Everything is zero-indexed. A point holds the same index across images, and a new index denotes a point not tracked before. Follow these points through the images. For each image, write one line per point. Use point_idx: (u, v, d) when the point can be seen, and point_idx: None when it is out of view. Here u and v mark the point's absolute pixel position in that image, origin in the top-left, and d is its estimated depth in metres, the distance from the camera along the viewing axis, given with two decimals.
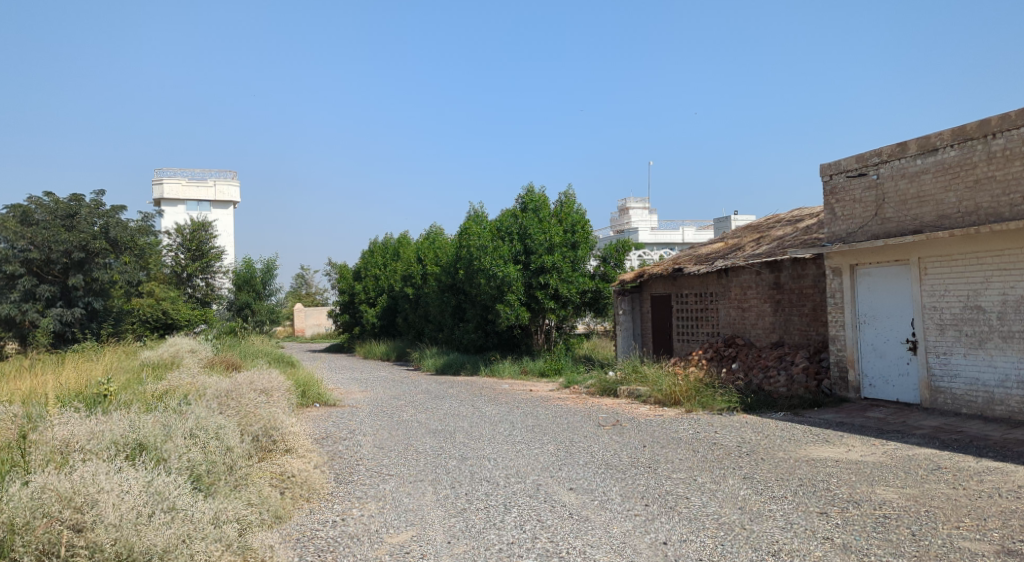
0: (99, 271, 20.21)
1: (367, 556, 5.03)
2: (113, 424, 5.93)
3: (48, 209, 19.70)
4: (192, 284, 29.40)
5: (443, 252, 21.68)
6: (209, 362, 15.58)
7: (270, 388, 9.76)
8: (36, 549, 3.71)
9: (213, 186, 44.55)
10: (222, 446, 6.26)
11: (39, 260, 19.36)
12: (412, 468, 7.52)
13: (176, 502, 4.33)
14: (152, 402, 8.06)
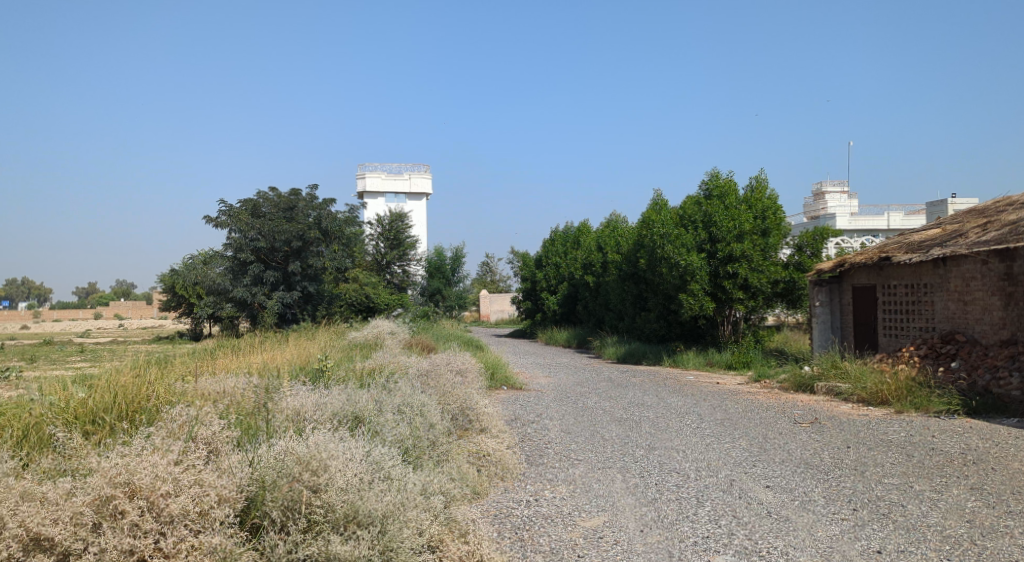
0: (314, 258, 22.35)
1: (563, 538, 5.18)
2: (334, 398, 6.57)
3: (273, 203, 22.23)
4: (390, 270, 31.61)
5: (623, 240, 21.56)
6: (406, 344, 16.71)
7: (464, 370, 10.30)
8: (282, 505, 4.19)
9: (408, 179, 47.48)
10: (426, 422, 6.71)
11: (265, 248, 21.91)
12: (600, 455, 7.60)
13: (392, 472, 4.73)
14: (362, 379, 8.82)
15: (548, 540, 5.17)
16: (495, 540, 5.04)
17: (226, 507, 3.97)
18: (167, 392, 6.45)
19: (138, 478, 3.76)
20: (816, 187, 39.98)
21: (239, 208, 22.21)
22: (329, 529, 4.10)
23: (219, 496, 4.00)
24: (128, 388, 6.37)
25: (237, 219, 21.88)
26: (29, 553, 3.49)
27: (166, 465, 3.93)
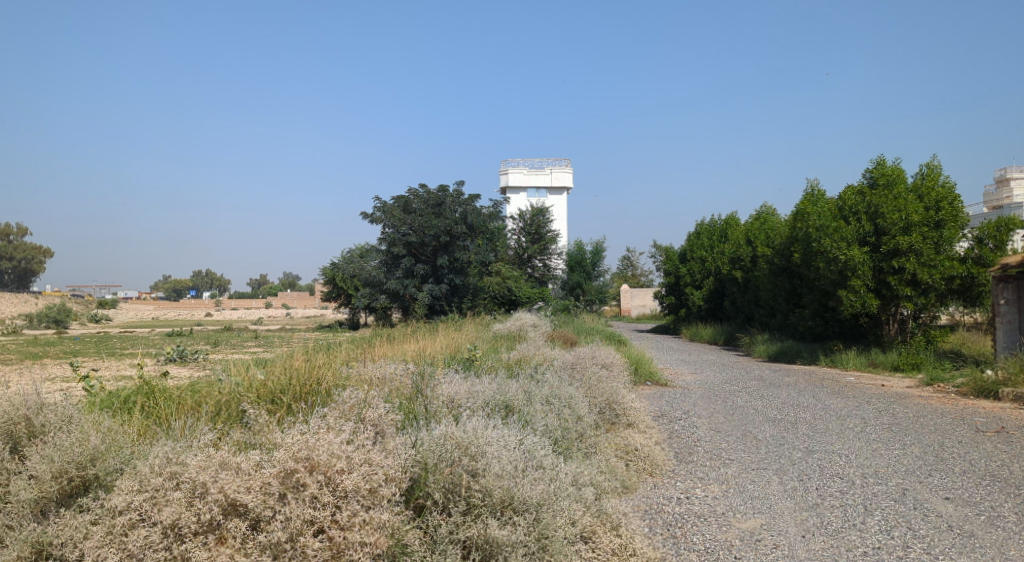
0: (460, 252, 23.03)
1: (718, 537, 5.04)
2: (485, 387, 6.75)
3: (423, 199, 23.13)
4: (531, 264, 31.97)
5: (775, 233, 20.57)
6: (549, 337, 16.86)
7: (610, 363, 10.26)
8: (444, 486, 4.36)
9: (550, 173, 47.88)
10: (575, 415, 6.73)
11: (415, 243, 22.88)
12: (755, 455, 7.33)
13: (544, 461, 4.78)
14: (511, 370, 9.02)
15: (702, 539, 5.06)
16: (648, 535, 4.99)
17: (393, 486, 4.20)
18: (334, 376, 6.91)
19: (317, 454, 4.05)
20: (998, 174, 36.28)
21: (391, 204, 23.31)
22: (487, 513, 4.21)
23: (386, 476, 4.23)
24: (301, 372, 6.88)
25: (390, 215, 23.01)
26: (227, 516, 3.86)
27: (340, 443, 4.21)
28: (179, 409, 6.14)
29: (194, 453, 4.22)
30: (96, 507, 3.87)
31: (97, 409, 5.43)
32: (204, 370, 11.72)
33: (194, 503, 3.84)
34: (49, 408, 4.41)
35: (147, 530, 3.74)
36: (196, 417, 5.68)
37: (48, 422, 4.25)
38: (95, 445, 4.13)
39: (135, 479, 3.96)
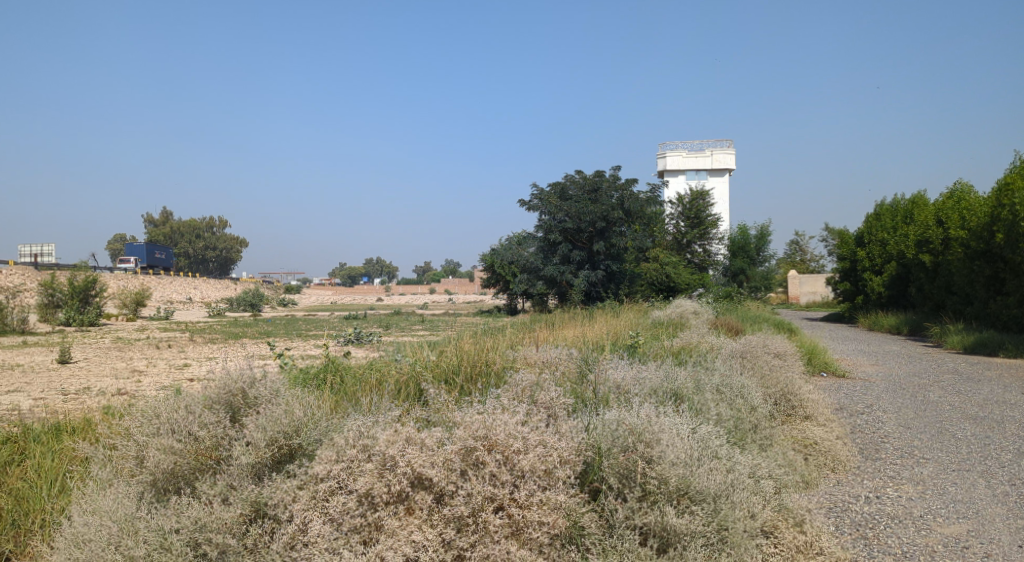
0: (617, 238, 22.77)
1: (917, 542, 4.67)
2: (653, 373, 6.63)
3: (579, 185, 23.32)
4: (690, 250, 31.00)
5: (971, 212, 18.54)
6: (713, 325, 16.29)
7: (783, 352, 9.74)
8: (619, 471, 4.29)
9: (711, 155, 46.18)
10: (748, 405, 6.43)
11: (572, 229, 23.03)
12: (954, 455, 6.68)
13: (720, 452, 4.58)
14: (677, 357, 8.83)
15: (897, 542, 4.70)
16: (835, 534, 4.70)
17: (568, 468, 4.24)
18: (502, 359, 7.10)
19: (495, 433, 4.18)
20: None
21: (548, 192, 23.65)
22: (664, 500, 4.13)
23: (561, 458, 4.27)
24: (471, 355, 7.11)
25: (547, 202, 23.33)
26: (415, 488, 4.08)
27: (516, 424, 4.32)
28: (364, 388, 6.57)
29: (383, 428, 4.49)
30: (300, 473, 4.23)
31: (295, 385, 5.94)
32: (379, 351, 12.45)
33: (385, 475, 4.09)
34: (260, 381, 4.85)
35: (344, 498, 4.03)
36: (380, 394, 6.04)
37: (259, 394, 4.69)
38: (299, 417, 4.50)
39: (333, 449, 4.28)
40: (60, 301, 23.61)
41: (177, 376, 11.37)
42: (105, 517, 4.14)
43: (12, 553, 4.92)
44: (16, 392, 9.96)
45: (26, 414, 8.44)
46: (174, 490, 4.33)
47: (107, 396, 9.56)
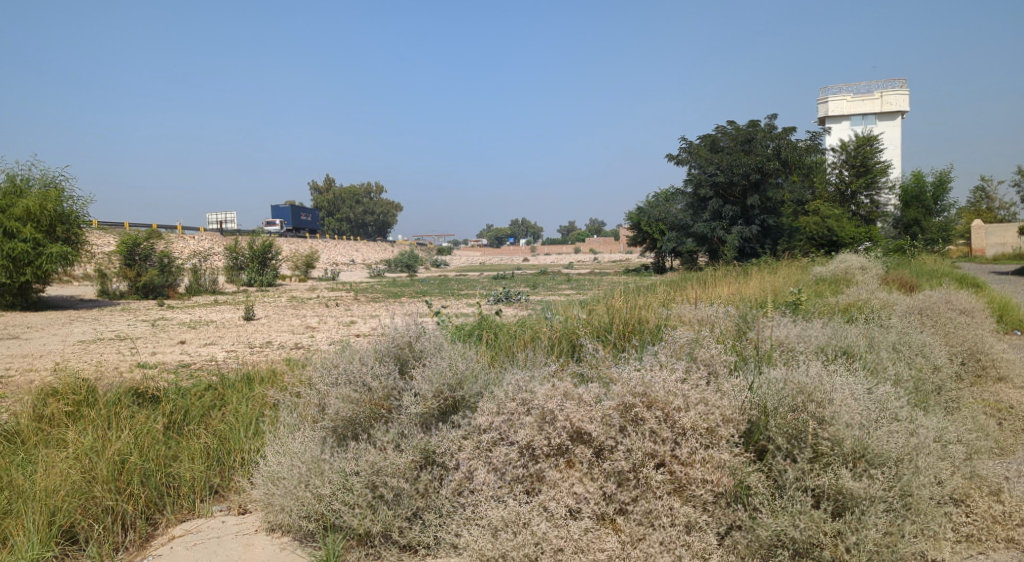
0: (773, 191, 21.43)
1: None
2: (820, 330, 6.24)
3: (731, 136, 22.01)
4: (856, 201, 28.70)
5: None
6: (882, 280, 15.11)
7: (969, 308, 8.83)
8: (787, 431, 4.08)
9: (880, 97, 42.36)
10: (929, 364, 5.90)
11: (723, 183, 22.18)
12: None
13: (900, 414, 4.25)
14: (847, 314, 8.27)
15: None
16: None
17: (731, 427, 4.10)
18: (656, 316, 6.98)
19: (654, 390, 4.11)
20: None
21: (697, 144, 22.89)
22: (839, 462, 3.90)
23: (724, 416, 4.13)
24: (622, 312, 7.03)
25: (697, 156, 22.59)
26: (574, 443, 4.12)
27: (676, 380, 4.23)
28: (519, 344, 6.71)
29: (541, 382, 4.57)
30: (465, 424, 4.41)
31: (455, 341, 6.19)
32: (529, 309, 12.65)
33: (544, 428, 4.15)
34: (423, 336, 5.07)
35: (507, 449, 4.16)
36: (536, 350, 6.13)
37: (425, 348, 4.92)
38: (461, 369, 4.67)
39: (494, 402, 4.41)
40: (243, 264, 25.93)
41: (345, 332, 12.18)
42: (295, 458, 4.52)
43: (219, 486, 5.43)
44: (211, 345, 11.10)
45: (221, 364, 9.39)
46: (351, 436, 4.65)
47: (287, 350, 10.42)
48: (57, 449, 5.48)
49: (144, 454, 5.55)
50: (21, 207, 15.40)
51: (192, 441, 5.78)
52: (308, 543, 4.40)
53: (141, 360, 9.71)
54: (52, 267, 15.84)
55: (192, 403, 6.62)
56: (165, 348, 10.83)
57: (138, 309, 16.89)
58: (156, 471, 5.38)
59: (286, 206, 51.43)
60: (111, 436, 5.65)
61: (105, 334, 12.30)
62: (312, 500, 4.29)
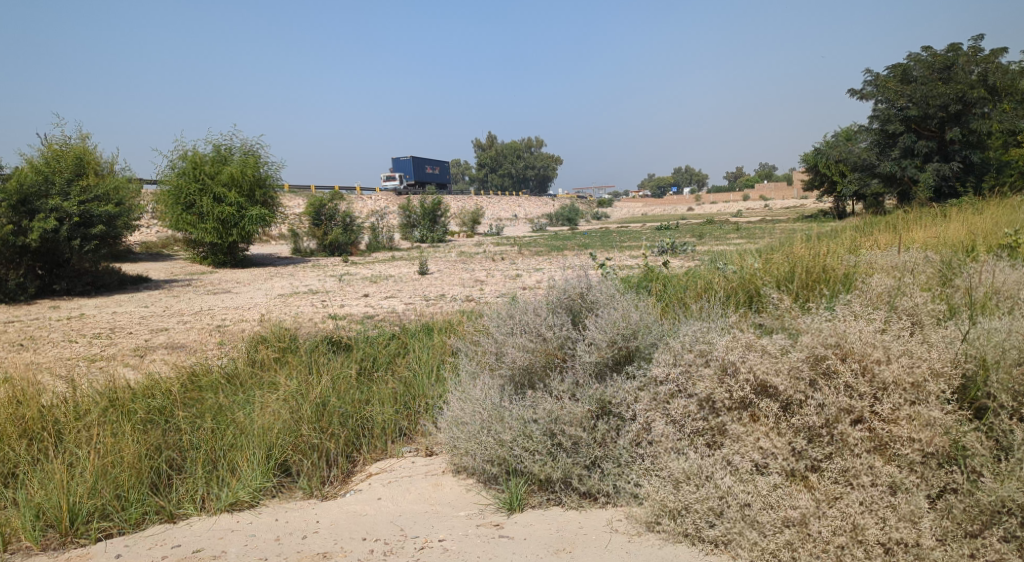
0: (977, 122, 18.93)
1: None
2: None
3: (926, 64, 19.82)
4: None
5: None
6: None
7: None
8: (1013, 388, 3.68)
9: None
10: None
11: (917, 117, 20.10)
12: None
13: None
14: None
15: None
16: None
17: (942, 383, 3.77)
18: (844, 263, 6.47)
19: (849, 341, 3.89)
20: None
21: (886, 76, 20.77)
22: None
23: (933, 370, 3.81)
24: (805, 259, 6.58)
25: (885, 88, 20.59)
26: (759, 396, 3.97)
27: (873, 331, 3.97)
28: (692, 295, 6.53)
29: (720, 333, 4.40)
30: (641, 375, 4.36)
31: (627, 292, 6.12)
32: (700, 260, 12.22)
33: (726, 380, 4.03)
34: (596, 286, 5.00)
35: (685, 401, 4.08)
36: (710, 302, 5.92)
37: (596, 299, 4.86)
38: (636, 320, 4.58)
39: (670, 352, 4.33)
40: (416, 221, 27.26)
41: (514, 285, 12.47)
42: (476, 404, 4.72)
43: (407, 428, 5.83)
44: (392, 297, 11.81)
45: (403, 315, 9.97)
46: (528, 384, 4.76)
47: (461, 302, 10.84)
48: (269, 391, 6.08)
49: (341, 397, 6.04)
50: (227, 174, 17.02)
51: (382, 386, 6.22)
52: (491, 486, 4.58)
53: (332, 311, 10.51)
54: (253, 227, 17.47)
55: (380, 351, 7.10)
56: (352, 300, 11.67)
57: (326, 265, 18.24)
58: (352, 414, 5.84)
59: (409, 158, 46.92)
60: (312, 381, 6.18)
61: (301, 288, 13.48)
62: (494, 445, 4.47)
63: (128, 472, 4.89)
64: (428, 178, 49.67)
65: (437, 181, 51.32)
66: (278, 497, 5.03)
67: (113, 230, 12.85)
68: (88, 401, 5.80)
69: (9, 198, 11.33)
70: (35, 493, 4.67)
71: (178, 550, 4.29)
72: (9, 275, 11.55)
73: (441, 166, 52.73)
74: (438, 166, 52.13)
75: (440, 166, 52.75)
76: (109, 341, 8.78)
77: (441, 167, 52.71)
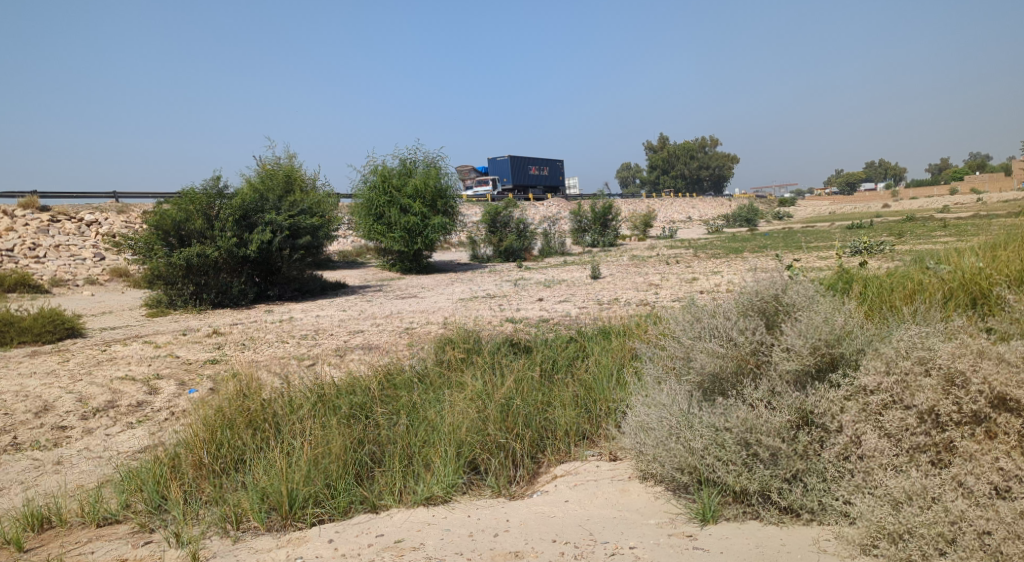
0: None
1: None
2: None
3: None
4: None
5: None
6: None
7: None
8: None
9: None
10: None
11: None
12: None
13: None
14: None
15: None
16: None
17: None
18: None
19: None
20: None
21: None
22: None
23: None
24: None
25: None
26: (996, 410, 3.64)
27: None
28: (903, 296, 5.98)
29: (943, 339, 4.02)
30: (847, 383, 4.06)
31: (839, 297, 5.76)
32: (902, 260, 11.10)
33: (953, 392, 3.73)
34: (792, 286, 4.61)
35: (903, 413, 3.79)
36: (921, 303, 5.39)
37: (794, 301, 4.46)
38: (840, 324, 4.22)
39: (881, 360, 4.00)
40: (587, 225, 27.30)
41: (691, 288, 12.06)
42: (664, 410, 4.58)
43: (590, 432, 5.81)
44: (567, 301, 11.88)
45: (578, 319, 9.99)
46: (718, 392, 4.54)
47: (636, 306, 10.66)
48: (457, 390, 6.33)
49: (525, 398, 6.15)
50: (412, 186, 17.99)
51: (563, 389, 6.25)
52: (682, 495, 4.44)
53: (510, 315, 10.77)
54: (436, 235, 18.31)
55: (559, 353, 7.17)
56: (528, 303, 11.88)
57: (502, 270, 18.71)
58: (535, 415, 5.93)
59: (506, 157, 42.42)
60: (497, 381, 6.35)
61: (480, 292, 13.93)
62: (684, 453, 4.32)
63: (336, 463, 5.28)
64: (531, 181, 45.02)
65: (547, 183, 46.78)
66: (469, 494, 5.19)
67: (316, 240, 14.02)
68: (300, 395, 6.34)
69: (234, 214, 12.68)
70: (260, 479, 5.14)
71: (382, 539, 4.54)
72: (233, 282, 12.98)
73: (551, 166, 47.55)
74: (547, 167, 46.87)
75: (550, 166, 47.51)
76: (314, 341, 9.59)
77: (553, 168, 47.68)
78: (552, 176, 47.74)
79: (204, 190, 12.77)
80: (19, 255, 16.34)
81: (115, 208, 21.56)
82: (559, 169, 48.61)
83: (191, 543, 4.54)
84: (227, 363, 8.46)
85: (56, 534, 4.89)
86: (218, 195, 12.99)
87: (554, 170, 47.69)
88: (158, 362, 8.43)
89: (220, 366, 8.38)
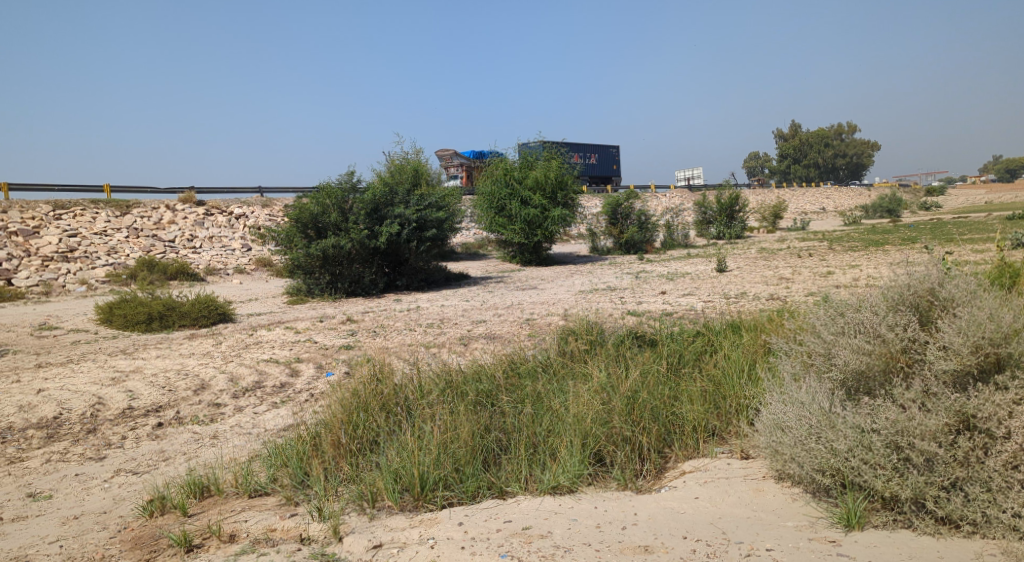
0: None
1: None
2: None
3: None
4: None
5: None
6: None
7: None
8: None
9: None
10: None
11: None
12: None
13: None
14: None
15: None
16: None
17: None
18: None
19: None
20: None
21: None
22: None
23: None
24: None
25: None
26: None
27: None
28: None
29: None
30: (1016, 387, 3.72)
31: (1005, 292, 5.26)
32: None
33: None
34: (950, 279, 4.22)
35: None
36: None
37: (953, 295, 4.10)
38: (1009, 322, 3.86)
39: None
40: (712, 217, 26.42)
41: (825, 283, 11.41)
42: (802, 407, 4.34)
43: (719, 429, 5.62)
44: (691, 295, 11.56)
45: (703, 313, 9.69)
46: (864, 391, 4.26)
47: (765, 301, 10.20)
48: (581, 381, 6.30)
49: (650, 391, 6.04)
50: (532, 179, 18.07)
51: (691, 384, 6.08)
52: (822, 497, 4.21)
53: (633, 307, 10.63)
54: (556, 228, 18.20)
55: (686, 348, 6.98)
56: (650, 297, 11.66)
57: (624, 263, 18.45)
58: (662, 409, 5.81)
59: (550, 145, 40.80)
60: (623, 373, 6.27)
61: (603, 285, 13.81)
62: (826, 454, 4.08)
63: (464, 449, 5.41)
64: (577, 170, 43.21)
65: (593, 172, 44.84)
66: (594, 485, 5.16)
67: (441, 233, 14.38)
68: (428, 381, 6.52)
69: (365, 208, 13.27)
70: (393, 460, 5.33)
71: (511, 525, 4.60)
72: (364, 272, 13.56)
73: (601, 153, 45.50)
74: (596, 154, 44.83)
75: (600, 153, 45.55)
76: (439, 330, 9.86)
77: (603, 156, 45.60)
78: (602, 167, 45.73)
79: (339, 185, 13.47)
80: (178, 245, 17.85)
81: (260, 201, 23.10)
82: (613, 156, 46.51)
83: (332, 518, 4.77)
84: (360, 349, 8.84)
85: (214, 502, 5.28)
86: (353, 190, 13.64)
87: (606, 159, 45.64)
88: (298, 347, 8.94)
89: (354, 351, 8.78)
